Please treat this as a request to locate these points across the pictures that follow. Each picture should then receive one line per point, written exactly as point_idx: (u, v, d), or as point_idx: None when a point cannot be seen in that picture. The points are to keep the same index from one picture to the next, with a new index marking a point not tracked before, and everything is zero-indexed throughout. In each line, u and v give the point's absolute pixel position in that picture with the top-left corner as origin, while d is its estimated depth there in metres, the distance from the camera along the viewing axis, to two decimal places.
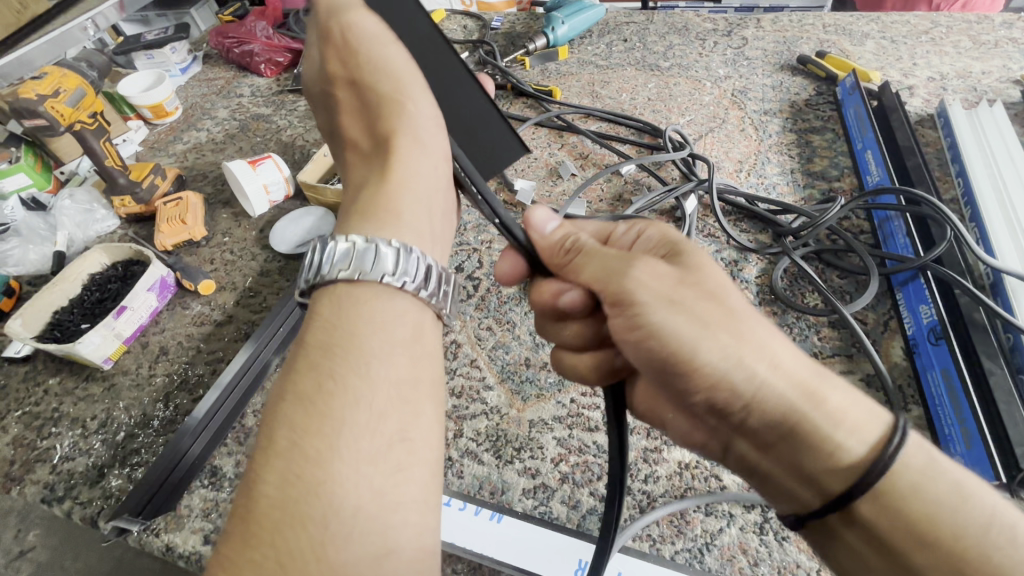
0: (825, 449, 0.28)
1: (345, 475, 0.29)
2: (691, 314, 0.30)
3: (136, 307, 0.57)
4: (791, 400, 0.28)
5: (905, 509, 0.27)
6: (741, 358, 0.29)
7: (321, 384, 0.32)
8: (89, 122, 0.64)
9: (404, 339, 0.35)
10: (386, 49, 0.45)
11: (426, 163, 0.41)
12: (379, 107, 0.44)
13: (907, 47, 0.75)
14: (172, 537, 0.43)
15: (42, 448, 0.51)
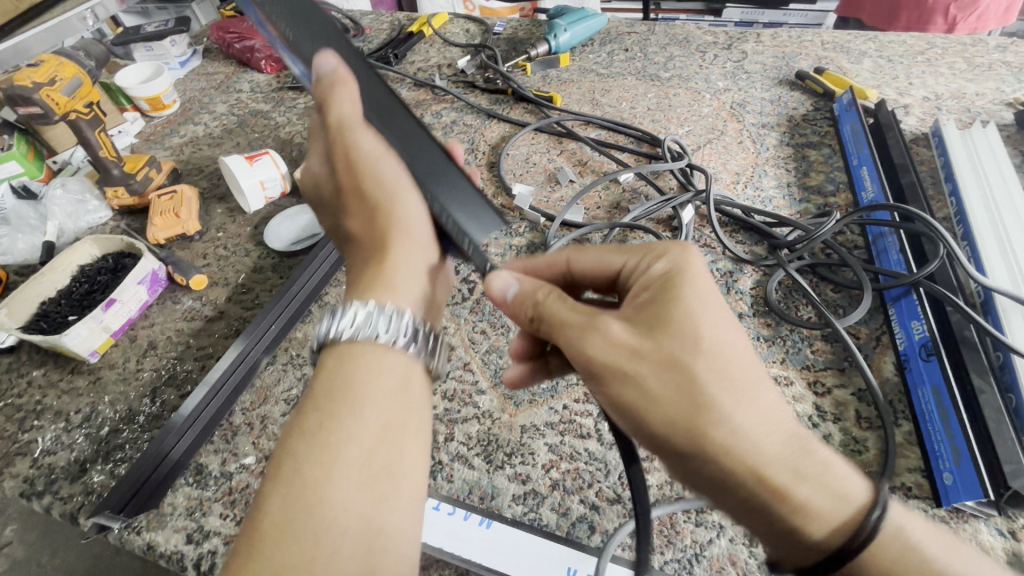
0: (782, 518, 0.28)
1: (337, 505, 0.29)
2: (653, 394, 0.29)
3: (125, 300, 0.56)
4: (754, 479, 0.28)
5: None
6: (705, 440, 0.28)
7: (320, 420, 0.31)
8: (84, 110, 0.64)
9: (396, 383, 0.33)
10: (378, 155, 0.40)
11: (419, 256, 0.38)
12: (369, 208, 0.39)
13: (904, 66, 0.76)
14: (154, 535, 0.43)
15: (23, 441, 0.50)
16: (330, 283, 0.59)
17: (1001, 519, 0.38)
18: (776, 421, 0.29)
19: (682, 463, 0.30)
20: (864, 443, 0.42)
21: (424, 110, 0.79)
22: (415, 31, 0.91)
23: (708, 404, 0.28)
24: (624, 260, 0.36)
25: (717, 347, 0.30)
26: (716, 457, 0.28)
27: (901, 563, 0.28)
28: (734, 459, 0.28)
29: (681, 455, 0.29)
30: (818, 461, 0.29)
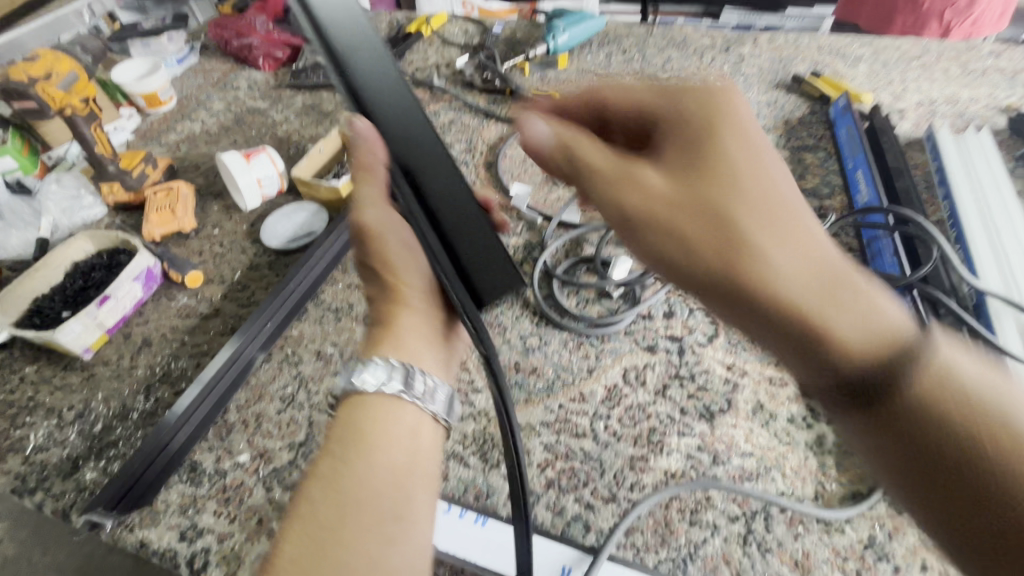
0: (820, 352, 0.28)
1: (350, 551, 0.30)
2: (686, 243, 0.32)
3: (120, 297, 0.56)
4: (781, 304, 0.29)
5: (954, 440, 0.25)
6: (732, 271, 0.30)
7: (336, 469, 0.33)
8: (81, 107, 0.62)
9: (405, 432, 0.35)
10: (389, 221, 0.39)
11: (424, 320, 0.39)
12: (381, 269, 0.39)
13: (899, 71, 0.77)
14: (147, 532, 0.42)
15: (15, 438, 0.50)
16: (327, 281, 0.59)
17: None
18: (813, 261, 0.30)
19: (716, 301, 0.32)
20: None
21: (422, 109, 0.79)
22: (414, 30, 0.92)
23: (732, 233, 0.31)
24: (664, 100, 0.36)
25: (760, 193, 0.32)
26: (745, 288, 0.30)
27: (948, 407, 0.26)
28: (762, 287, 0.29)
29: (712, 290, 0.32)
30: (855, 293, 0.28)
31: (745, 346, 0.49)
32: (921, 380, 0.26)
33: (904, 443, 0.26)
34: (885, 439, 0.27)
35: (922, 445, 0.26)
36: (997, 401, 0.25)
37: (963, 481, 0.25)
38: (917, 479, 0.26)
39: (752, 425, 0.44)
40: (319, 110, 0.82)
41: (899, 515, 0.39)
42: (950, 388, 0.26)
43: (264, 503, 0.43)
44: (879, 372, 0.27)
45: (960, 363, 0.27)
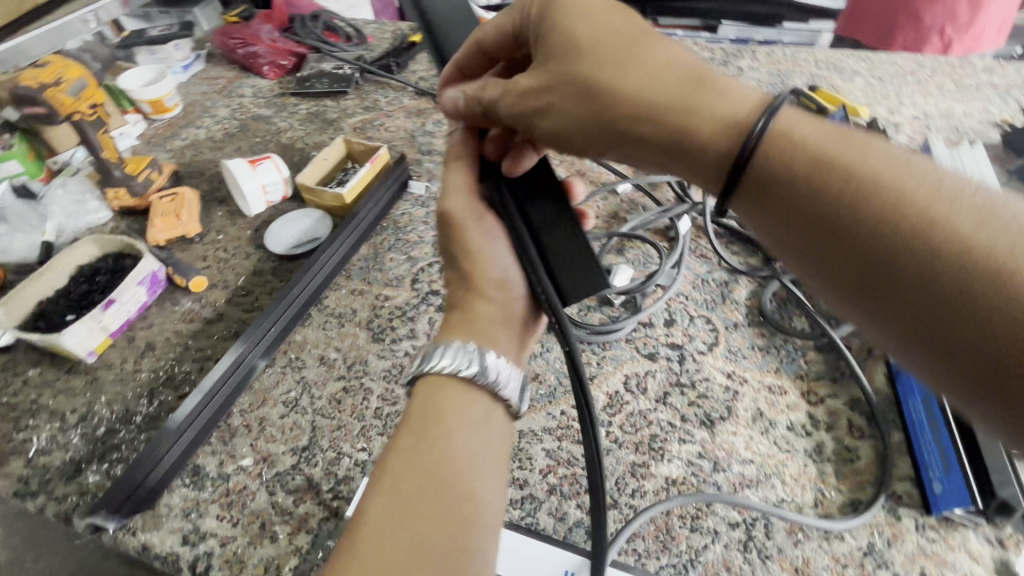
0: (710, 165, 0.31)
1: (433, 522, 0.30)
2: (564, 111, 0.34)
3: (124, 300, 0.57)
4: (660, 139, 0.31)
5: (848, 189, 0.27)
6: (609, 120, 0.33)
7: (417, 443, 0.33)
8: (89, 112, 0.64)
9: (479, 418, 0.35)
10: (473, 215, 0.41)
11: (500, 310, 0.40)
12: (464, 251, 0.40)
13: (894, 86, 0.78)
14: (150, 536, 0.42)
15: (18, 441, 0.50)
16: (330, 287, 0.60)
17: (990, 527, 0.38)
18: (667, 71, 0.31)
19: (620, 154, 0.34)
20: (856, 452, 0.43)
21: (426, 118, 0.80)
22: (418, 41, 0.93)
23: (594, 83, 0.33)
24: (512, 18, 0.39)
25: (589, 35, 0.33)
26: (631, 137, 0.32)
27: (812, 161, 0.28)
28: (641, 126, 0.32)
29: (611, 149, 0.34)
30: (713, 94, 0.31)
31: (744, 354, 0.50)
32: (787, 161, 0.29)
33: (808, 232, 0.28)
34: (794, 241, 0.29)
35: (821, 227, 0.28)
36: (852, 161, 0.28)
37: (862, 253, 0.27)
38: (830, 271, 0.28)
39: (751, 432, 0.45)
40: (323, 118, 0.83)
41: (898, 523, 0.39)
42: (815, 164, 0.28)
43: (267, 507, 0.44)
44: (763, 168, 0.29)
45: (806, 132, 0.29)
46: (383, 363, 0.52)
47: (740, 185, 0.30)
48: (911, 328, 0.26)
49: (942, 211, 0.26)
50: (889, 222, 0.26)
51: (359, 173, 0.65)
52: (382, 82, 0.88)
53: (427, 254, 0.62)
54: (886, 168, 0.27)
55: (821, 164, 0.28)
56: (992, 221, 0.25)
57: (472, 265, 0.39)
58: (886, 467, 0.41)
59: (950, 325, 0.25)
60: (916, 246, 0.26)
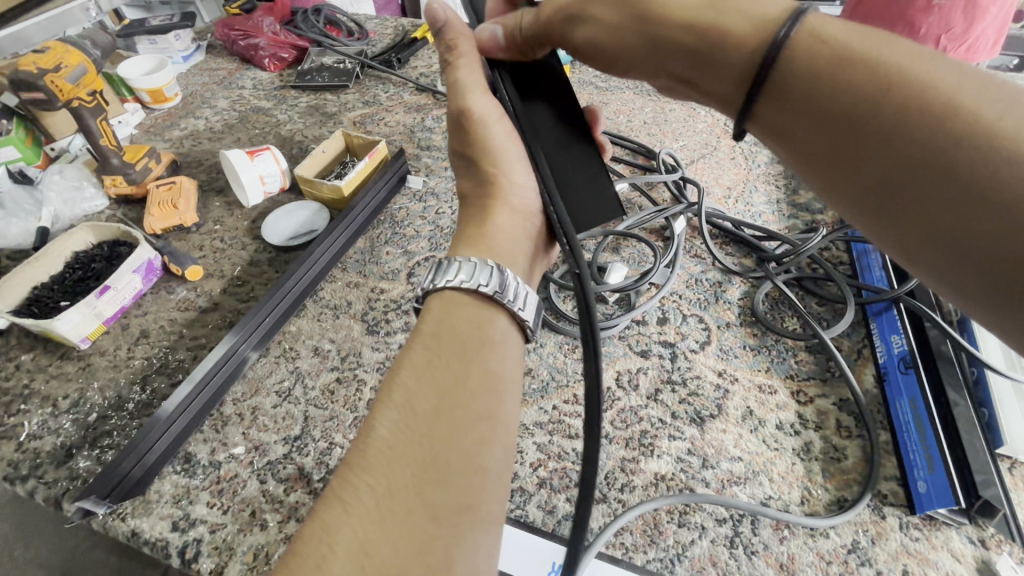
0: (734, 73, 0.33)
1: (447, 432, 0.30)
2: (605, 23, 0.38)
3: (119, 287, 0.57)
4: (694, 44, 0.34)
5: (872, 83, 0.28)
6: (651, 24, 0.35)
7: (431, 360, 0.33)
8: (88, 99, 0.64)
9: (496, 338, 0.34)
10: (490, 118, 0.41)
11: (520, 224, 0.41)
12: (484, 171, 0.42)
13: None
14: (139, 522, 0.42)
15: (8, 425, 0.50)
16: (325, 279, 0.60)
17: (972, 527, 0.39)
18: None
19: (650, 68, 0.38)
20: (843, 451, 0.44)
21: (425, 114, 0.81)
22: (419, 37, 0.94)
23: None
24: None
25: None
26: (671, 38, 0.35)
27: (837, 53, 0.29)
28: (678, 28, 0.34)
29: (645, 58, 0.37)
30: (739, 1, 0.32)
31: (735, 353, 0.50)
32: (813, 54, 0.29)
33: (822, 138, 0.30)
34: (809, 148, 0.31)
35: (836, 130, 0.29)
36: (874, 57, 0.28)
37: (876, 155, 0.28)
38: (846, 176, 0.30)
39: (741, 430, 0.45)
40: (323, 112, 0.83)
41: (882, 521, 0.40)
42: (839, 59, 0.29)
43: (257, 495, 0.44)
44: (791, 69, 0.30)
45: (833, 29, 0.30)
46: (377, 355, 0.53)
47: (764, 89, 0.31)
48: (922, 233, 0.28)
49: (970, 103, 0.26)
50: (908, 121, 0.27)
51: (358, 166, 0.65)
52: (382, 77, 0.88)
53: (423, 248, 0.62)
54: (912, 63, 0.28)
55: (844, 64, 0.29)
56: (1021, 111, 0.25)
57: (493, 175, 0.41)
58: (873, 467, 0.42)
59: (963, 230, 0.26)
60: (935, 143, 0.26)
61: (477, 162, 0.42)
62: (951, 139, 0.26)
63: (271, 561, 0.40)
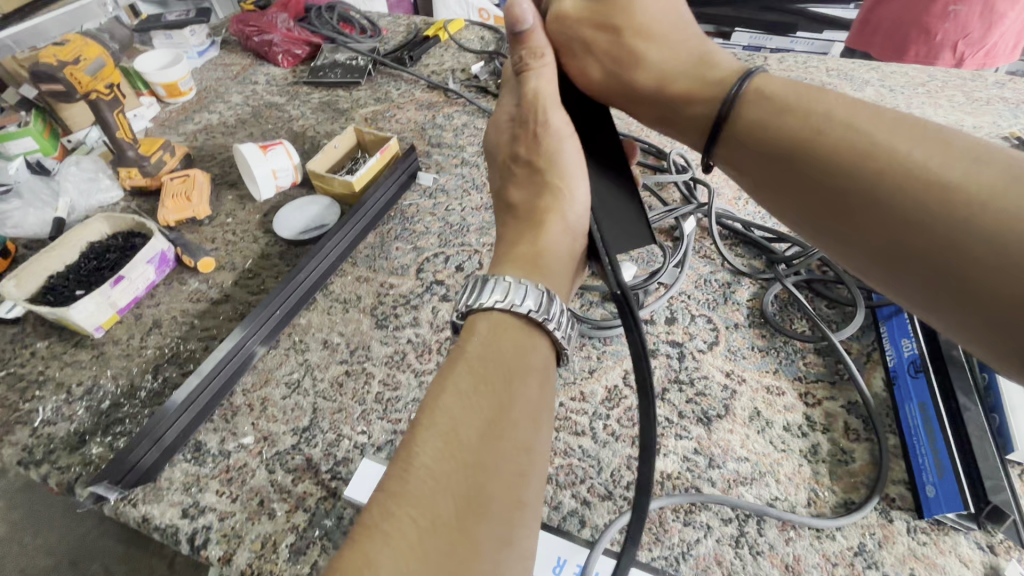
0: (695, 123, 0.42)
1: (493, 463, 0.28)
2: (592, 59, 0.46)
3: (133, 278, 0.57)
4: (655, 92, 0.44)
5: (797, 126, 0.35)
6: (628, 76, 0.45)
7: (477, 385, 0.31)
8: (106, 92, 0.65)
9: (539, 367, 0.34)
10: (563, 135, 0.43)
11: (567, 241, 0.40)
12: (540, 181, 0.42)
13: (904, 96, 0.78)
14: (149, 508, 0.43)
15: (24, 410, 0.51)
16: (336, 274, 0.60)
17: (980, 533, 0.38)
18: (681, 37, 0.44)
19: (627, 102, 0.46)
20: (851, 454, 0.43)
21: (436, 112, 0.81)
22: (431, 35, 0.94)
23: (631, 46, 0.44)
24: None
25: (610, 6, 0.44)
26: (644, 82, 0.44)
27: (770, 105, 0.37)
28: (649, 81, 0.44)
29: (623, 97, 0.46)
30: (705, 63, 0.42)
31: (744, 354, 0.50)
32: (755, 109, 0.38)
33: (773, 179, 0.37)
34: (768, 186, 0.37)
35: (781, 171, 0.36)
36: (805, 107, 0.36)
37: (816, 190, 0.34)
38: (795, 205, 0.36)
39: (748, 431, 0.45)
40: (335, 108, 0.84)
41: (889, 525, 0.40)
42: (778, 112, 0.36)
43: (266, 484, 0.44)
44: (740, 120, 0.38)
45: (776, 88, 0.38)
46: (386, 349, 0.53)
47: (723, 137, 0.40)
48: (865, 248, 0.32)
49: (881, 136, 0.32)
50: (831, 154, 0.33)
51: (369, 163, 0.65)
52: (394, 75, 0.89)
53: (432, 244, 0.63)
54: (838, 110, 0.34)
55: (783, 120, 0.36)
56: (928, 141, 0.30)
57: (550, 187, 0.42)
58: (881, 471, 0.41)
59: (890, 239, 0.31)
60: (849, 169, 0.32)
61: (537, 169, 0.43)
62: (860, 163, 0.32)
63: (279, 550, 0.40)
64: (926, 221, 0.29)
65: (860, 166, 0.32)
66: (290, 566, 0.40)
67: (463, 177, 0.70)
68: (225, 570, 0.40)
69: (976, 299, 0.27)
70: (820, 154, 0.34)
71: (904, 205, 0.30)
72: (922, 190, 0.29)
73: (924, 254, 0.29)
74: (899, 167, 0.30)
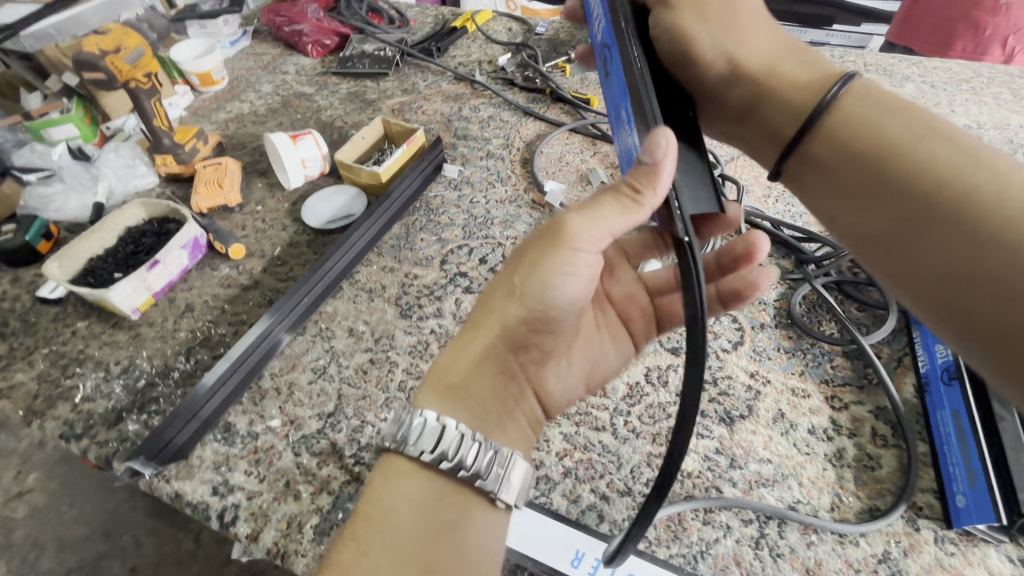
0: (780, 115, 0.43)
1: None
2: (703, 29, 0.47)
3: (168, 262, 0.59)
4: (754, 73, 0.45)
5: (884, 134, 0.37)
6: (734, 58, 0.46)
7: (391, 547, 0.32)
8: (146, 80, 0.67)
9: (458, 515, 0.34)
10: (571, 255, 0.37)
11: (511, 377, 0.38)
12: (522, 273, 0.38)
13: (947, 93, 0.75)
14: (183, 484, 0.45)
15: (65, 387, 0.53)
16: (361, 263, 0.61)
17: (1011, 545, 0.38)
18: (772, 29, 0.47)
19: (722, 78, 0.47)
20: (878, 460, 0.43)
21: (463, 103, 0.81)
22: (459, 26, 0.94)
23: (740, 26, 0.46)
24: None
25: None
26: (746, 56, 0.45)
27: (862, 111, 0.38)
28: (753, 61, 0.45)
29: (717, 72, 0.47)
30: (799, 62, 0.44)
31: (769, 355, 0.49)
32: (855, 112, 0.39)
33: (847, 182, 0.39)
34: (838, 189, 0.39)
35: (861, 172, 0.38)
36: (897, 123, 0.37)
37: (887, 202, 0.36)
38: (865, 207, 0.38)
39: (771, 432, 0.45)
40: (362, 99, 0.85)
41: (916, 533, 0.39)
42: (871, 120, 0.38)
43: (292, 466, 0.46)
44: (834, 118, 0.39)
45: (871, 97, 0.39)
46: (409, 338, 0.54)
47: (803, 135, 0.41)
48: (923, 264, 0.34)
49: (970, 158, 0.34)
50: (919, 171, 0.35)
51: (395, 153, 0.66)
52: (422, 66, 0.89)
53: (457, 236, 0.63)
54: (930, 132, 0.36)
55: (887, 129, 0.37)
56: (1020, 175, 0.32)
57: (523, 294, 0.37)
58: (908, 478, 0.40)
59: (950, 256, 0.33)
60: (941, 183, 0.34)
61: (528, 260, 0.38)
62: (944, 176, 0.34)
63: (304, 530, 0.42)
64: (988, 246, 0.31)
65: (943, 180, 0.34)
66: (314, 546, 0.41)
67: (488, 170, 0.70)
68: (253, 547, 0.42)
69: (1004, 330, 0.31)
70: (907, 171, 0.35)
71: (978, 229, 0.32)
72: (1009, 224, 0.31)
73: (968, 279, 0.32)
74: (978, 194, 0.33)
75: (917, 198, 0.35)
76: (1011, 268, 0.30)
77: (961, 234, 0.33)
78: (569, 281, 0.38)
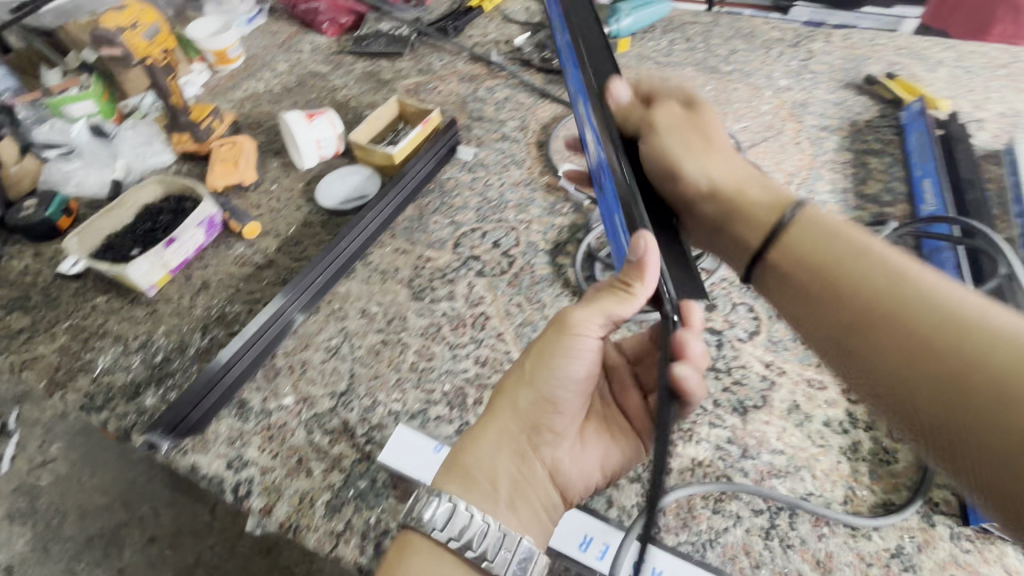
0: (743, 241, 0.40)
1: None
2: (685, 161, 0.44)
3: (184, 240, 0.60)
4: (739, 199, 0.41)
5: (832, 262, 0.35)
6: (711, 184, 0.43)
7: None
8: (161, 58, 0.67)
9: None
10: (574, 344, 0.38)
11: (516, 473, 0.38)
12: (530, 360, 0.40)
13: (983, 79, 0.72)
14: (198, 458, 0.46)
15: (86, 359, 0.54)
16: (374, 245, 0.61)
17: None
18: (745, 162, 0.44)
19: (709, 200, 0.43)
20: (895, 455, 0.42)
21: (479, 84, 0.80)
22: (476, 5, 0.92)
23: (713, 154, 0.44)
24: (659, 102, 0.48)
25: (687, 128, 0.45)
26: (713, 179, 0.43)
27: (809, 239, 0.37)
28: (730, 186, 0.42)
29: (699, 199, 0.43)
30: (763, 187, 0.42)
31: (786, 346, 0.49)
32: (799, 237, 0.37)
33: (804, 298, 0.36)
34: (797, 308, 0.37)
35: (813, 294, 0.36)
36: (844, 247, 0.35)
37: (836, 312, 0.34)
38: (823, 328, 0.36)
39: (785, 423, 0.44)
40: (377, 79, 0.84)
41: (930, 529, 0.38)
42: (820, 243, 0.36)
43: (305, 444, 0.46)
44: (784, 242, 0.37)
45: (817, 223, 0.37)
46: (422, 321, 0.54)
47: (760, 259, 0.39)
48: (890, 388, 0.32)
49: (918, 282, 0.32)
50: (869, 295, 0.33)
51: (410, 135, 0.65)
52: (438, 46, 0.88)
53: (470, 219, 0.63)
54: (875, 252, 0.35)
55: (833, 250, 0.35)
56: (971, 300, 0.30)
57: (530, 379, 0.39)
58: (926, 472, 0.40)
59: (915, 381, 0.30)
60: (889, 306, 0.32)
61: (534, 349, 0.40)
62: (899, 302, 0.32)
63: (315, 506, 0.43)
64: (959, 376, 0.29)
65: (897, 307, 0.32)
66: (325, 522, 0.42)
67: (503, 152, 0.70)
68: (266, 521, 0.43)
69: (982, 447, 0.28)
70: (849, 292, 0.34)
71: (939, 357, 0.30)
72: (971, 353, 0.28)
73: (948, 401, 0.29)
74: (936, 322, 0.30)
75: (877, 325, 0.32)
76: (969, 393, 0.28)
77: (923, 358, 0.30)
78: (574, 363, 0.38)
